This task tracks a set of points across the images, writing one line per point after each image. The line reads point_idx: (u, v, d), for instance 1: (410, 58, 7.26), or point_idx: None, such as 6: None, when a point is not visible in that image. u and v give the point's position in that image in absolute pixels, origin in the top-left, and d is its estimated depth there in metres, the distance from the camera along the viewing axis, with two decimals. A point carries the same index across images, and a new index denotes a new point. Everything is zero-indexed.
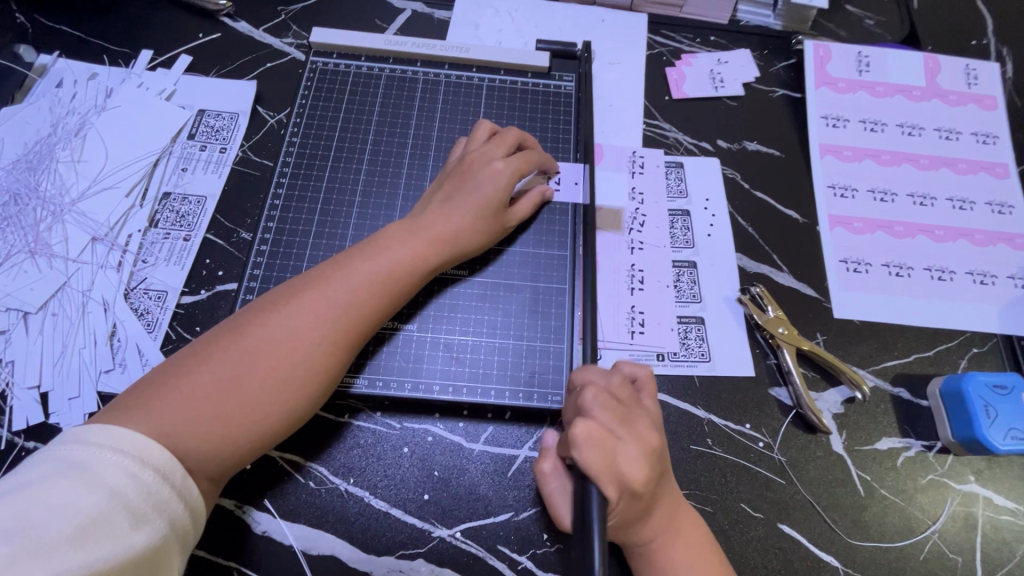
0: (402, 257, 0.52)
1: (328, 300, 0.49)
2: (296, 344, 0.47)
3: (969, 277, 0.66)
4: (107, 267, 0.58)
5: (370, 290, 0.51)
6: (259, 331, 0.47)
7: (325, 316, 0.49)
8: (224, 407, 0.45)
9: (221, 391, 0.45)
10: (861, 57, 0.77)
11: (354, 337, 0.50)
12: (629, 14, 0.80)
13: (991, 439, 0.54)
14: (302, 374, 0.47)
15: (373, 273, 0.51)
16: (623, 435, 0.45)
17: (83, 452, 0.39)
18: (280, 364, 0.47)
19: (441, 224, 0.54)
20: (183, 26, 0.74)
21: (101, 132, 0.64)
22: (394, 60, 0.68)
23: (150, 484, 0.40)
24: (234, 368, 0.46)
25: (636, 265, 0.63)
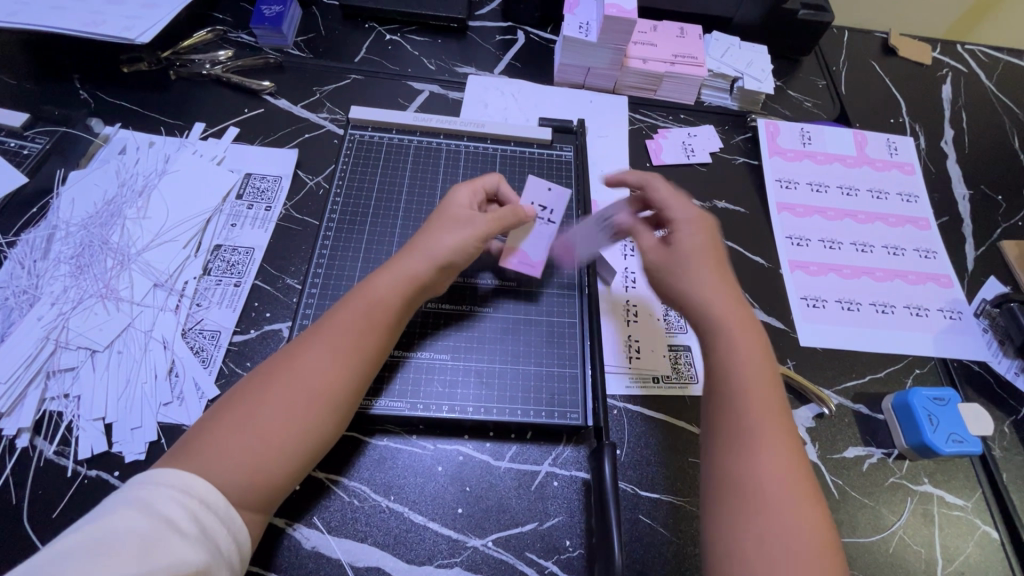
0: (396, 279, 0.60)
1: (336, 330, 0.56)
2: (312, 372, 0.54)
3: (908, 310, 0.79)
4: (166, 309, 0.65)
5: (373, 319, 0.58)
6: (279, 374, 0.53)
7: (332, 342, 0.55)
8: (257, 438, 0.50)
9: (254, 427, 0.50)
10: (804, 133, 0.94)
11: (363, 357, 0.56)
12: (612, 97, 0.95)
13: (937, 443, 0.64)
14: (322, 395, 0.53)
15: (374, 300, 0.58)
16: (690, 251, 0.59)
17: (140, 488, 0.45)
18: (302, 392, 0.53)
19: (425, 247, 0.62)
20: (231, 103, 0.85)
21: (162, 192, 0.73)
22: (420, 133, 0.79)
23: (198, 513, 0.45)
24: (267, 412, 0.51)
25: (631, 301, 0.73)
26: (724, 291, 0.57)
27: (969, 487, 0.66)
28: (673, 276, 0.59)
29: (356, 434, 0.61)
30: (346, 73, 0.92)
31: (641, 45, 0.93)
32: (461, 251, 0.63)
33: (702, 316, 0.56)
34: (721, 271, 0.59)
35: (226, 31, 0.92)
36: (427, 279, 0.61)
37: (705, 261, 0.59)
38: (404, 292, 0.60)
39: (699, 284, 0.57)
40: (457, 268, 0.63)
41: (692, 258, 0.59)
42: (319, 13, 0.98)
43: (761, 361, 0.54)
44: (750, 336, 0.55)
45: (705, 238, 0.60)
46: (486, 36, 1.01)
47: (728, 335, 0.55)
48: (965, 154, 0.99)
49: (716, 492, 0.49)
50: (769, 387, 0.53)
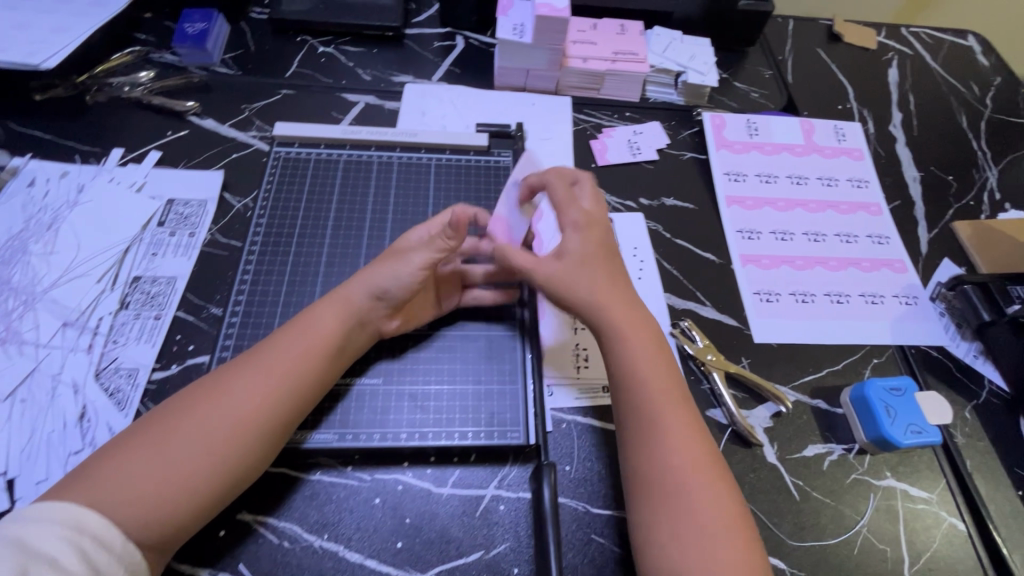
0: (336, 313, 0.58)
1: (270, 364, 0.54)
2: (243, 402, 0.52)
3: (863, 298, 0.77)
4: (77, 349, 0.61)
5: (305, 351, 0.56)
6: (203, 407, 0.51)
7: (260, 375, 0.53)
8: (165, 473, 0.48)
9: (161, 461, 0.48)
10: (751, 124, 0.92)
11: (294, 392, 0.54)
12: (555, 98, 0.93)
13: (895, 435, 0.62)
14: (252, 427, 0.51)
15: (312, 333, 0.57)
16: (596, 252, 0.61)
17: (22, 527, 0.43)
18: (222, 424, 0.51)
19: (368, 281, 0.60)
20: (152, 125, 0.81)
21: (73, 224, 0.69)
22: (351, 146, 0.76)
23: (87, 550, 0.43)
24: (180, 444, 0.49)
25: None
26: (627, 295, 0.60)
27: (933, 477, 0.64)
28: (579, 263, 0.60)
29: (284, 469, 0.57)
30: (277, 88, 0.88)
31: (580, 44, 0.91)
32: (398, 279, 0.59)
33: (601, 324, 0.58)
34: (616, 274, 0.61)
35: (149, 51, 0.88)
36: (369, 312, 0.59)
37: (601, 272, 0.60)
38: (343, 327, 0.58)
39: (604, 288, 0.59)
40: (392, 297, 0.60)
41: (599, 258, 0.61)
42: (248, 27, 0.95)
43: (661, 374, 0.56)
44: (650, 352, 0.57)
45: (598, 240, 0.62)
46: (424, 42, 0.99)
47: (640, 359, 0.56)
48: (914, 137, 0.98)
49: (639, 500, 0.52)
50: (667, 396, 0.55)
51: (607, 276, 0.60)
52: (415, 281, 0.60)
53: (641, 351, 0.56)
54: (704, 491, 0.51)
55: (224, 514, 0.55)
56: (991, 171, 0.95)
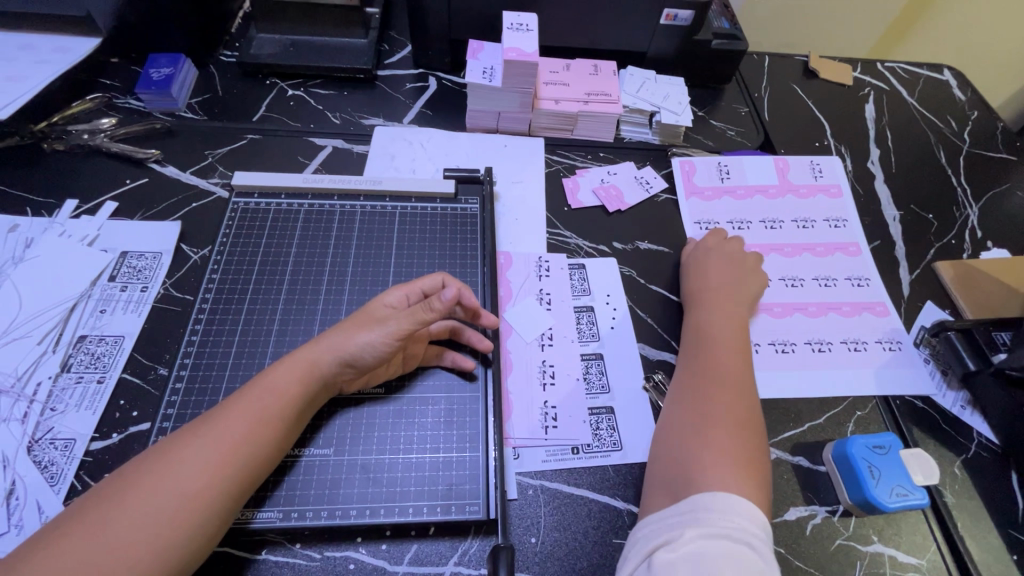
0: (302, 367, 0.55)
1: (230, 422, 0.51)
2: (203, 467, 0.48)
3: (844, 345, 0.74)
4: (11, 419, 0.57)
5: (266, 408, 0.52)
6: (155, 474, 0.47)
7: (216, 437, 0.50)
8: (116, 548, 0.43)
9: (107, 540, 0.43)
10: (721, 167, 0.91)
11: (251, 450, 0.50)
12: (528, 140, 0.92)
13: (880, 498, 0.59)
14: (211, 491, 0.47)
15: (282, 383, 0.54)
16: (719, 255, 0.76)
17: None
18: (177, 493, 0.46)
19: (338, 341, 0.57)
20: (111, 174, 0.79)
21: (18, 282, 0.66)
22: (312, 195, 0.74)
23: None
24: (130, 515, 0.45)
25: (546, 361, 0.68)
26: (734, 313, 0.70)
27: (922, 542, 0.61)
28: (703, 257, 0.76)
29: (225, 550, 0.53)
30: (243, 133, 0.87)
31: (552, 86, 0.90)
32: (371, 348, 0.56)
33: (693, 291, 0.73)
34: (735, 294, 0.72)
35: (112, 98, 0.87)
36: (335, 377, 0.57)
37: (729, 281, 0.73)
38: (304, 386, 0.55)
39: (713, 285, 0.72)
40: (363, 364, 0.57)
41: (723, 261, 0.76)
42: (217, 71, 0.94)
43: (729, 349, 0.65)
44: (726, 324, 0.68)
45: (735, 259, 0.76)
46: (396, 84, 0.98)
47: (707, 324, 0.68)
48: (892, 174, 0.97)
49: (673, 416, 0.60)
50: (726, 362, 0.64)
51: (716, 272, 0.74)
52: (388, 351, 0.57)
53: (719, 335, 0.67)
54: (725, 452, 0.55)
55: None
56: (972, 208, 0.94)
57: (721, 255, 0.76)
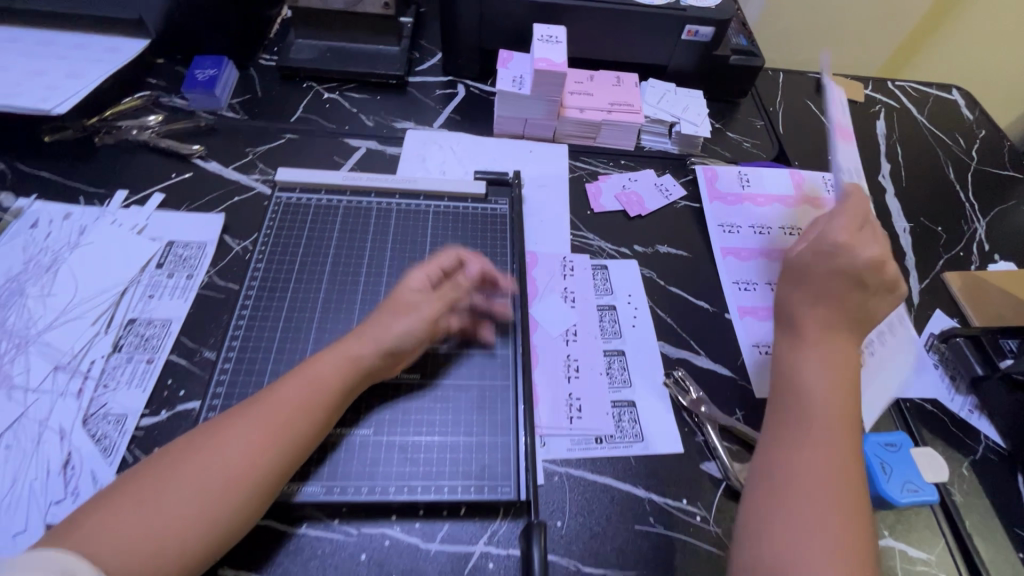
0: (345, 357, 0.58)
1: (279, 405, 0.54)
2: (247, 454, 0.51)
3: (861, 350, 0.77)
4: (67, 394, 0.60)
5: (313, 394, 0.56)
6: (209, 448, 0.50)
7: (264, 418, 0.53)
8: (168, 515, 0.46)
9: (162, 504, 0.46)
10: (742, 176, 0.94)
11: (298, 430, 0.54)
12: (552, 146, 0.96)
13: (891, 493, 0.61)
14: (251, 476, 0.50)
15: (327, 372, 0.57)
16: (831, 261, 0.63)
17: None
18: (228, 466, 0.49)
19: (377, 330, 0.61)
20: (157, 168, 0.83)
21: (72, 266, 0.69)
22: (350, 192, 0.78)
23: None
24: (183, 484, 0.48)
25: (570, 356, 0.71)
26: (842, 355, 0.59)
27: (932, 537, 0.63)
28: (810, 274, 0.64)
29: (268, 523, 0.56)
30: (282, 133, 0.91)
31: (577, 96, 0.94)
32: (408, 334, 0.61)
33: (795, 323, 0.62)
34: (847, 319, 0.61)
35: (158, 95, 0.91)
36: (378, 368, 0.60)
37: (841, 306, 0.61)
38: (347, 375, 0.58)
39: (821, 320, 0.60)
40: (401, 351, 0.61)
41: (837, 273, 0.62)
42: (256, 74, 0.99)
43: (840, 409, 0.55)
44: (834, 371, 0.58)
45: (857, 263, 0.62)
46: (426, 90, 1.02)
47: (808, 371, 0.58)
48: (903, 187, 1.00)
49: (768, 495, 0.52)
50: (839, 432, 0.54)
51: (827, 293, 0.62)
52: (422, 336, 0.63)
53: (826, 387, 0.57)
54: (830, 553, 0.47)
55: None
56: (979, 222, 0.97)
57: (830, 268, 0.62)
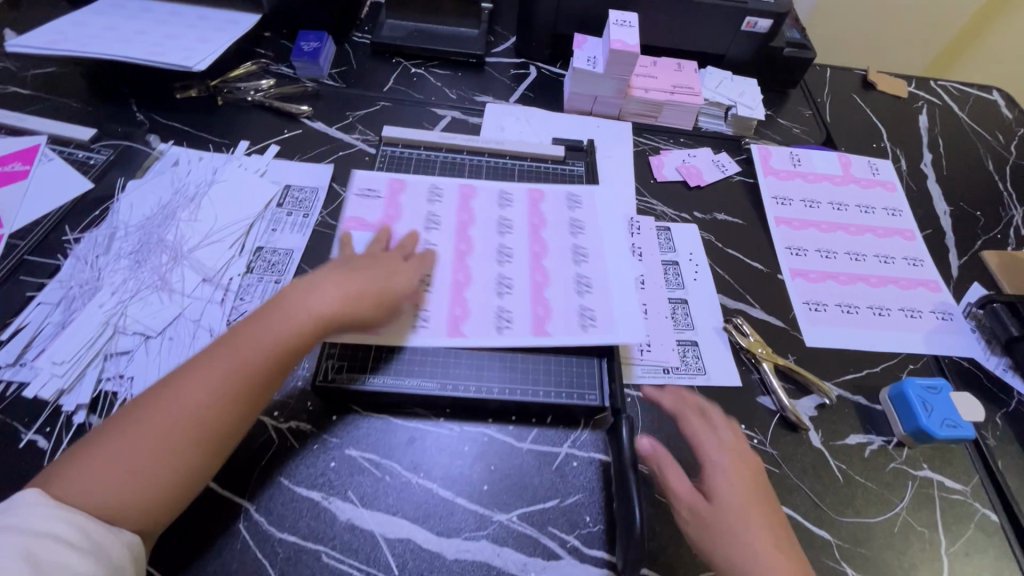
0: (283, 335, 0.58)
1: (217, 368, 0.55)
2: (184, 402, 0.53)
3: (902, 312, 0.84)
4: (213, 302, 0.70)
5: (242, 365, 0.56)
6: (153, 408, 0.52)
7: (204, 380, 0.54)
8: (116, 472, 0.49)
9: (108, 462, 0.49)
10: (793, 156, 1.02)
11: (233, 392, 0.55)
12: (618, 122, 1.04)
13: (931, 427, 0.68)
14: (186, 432, 0.52)
15: (265, 341, 0.58)
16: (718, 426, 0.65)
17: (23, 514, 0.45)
18: (176, 415, 0.52)
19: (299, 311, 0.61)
20: (272, 125, 0.94)
21: (211, 199, 0.80)
22: (445, 150, 0.88)
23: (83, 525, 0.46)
24: (128, 441, 0.50)
25: (582, 274, 0.75)
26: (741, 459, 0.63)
27: (966, 472, 0.70)
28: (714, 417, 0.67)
29: (385, 417, 0.65)
30: (376, 100, 1.01)
31: (643, 78, 1.03)
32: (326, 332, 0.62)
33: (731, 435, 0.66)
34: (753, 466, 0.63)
35: (268, 64, 1.03)
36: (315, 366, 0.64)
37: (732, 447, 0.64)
38: (310, 337, 0.60)
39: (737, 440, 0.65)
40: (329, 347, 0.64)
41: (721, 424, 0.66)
42: (351, 49, 1.09)
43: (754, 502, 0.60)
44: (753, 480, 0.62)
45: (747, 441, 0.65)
46: (501, 70, 1.12)
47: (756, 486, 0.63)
48: (944, 175, 1.07)
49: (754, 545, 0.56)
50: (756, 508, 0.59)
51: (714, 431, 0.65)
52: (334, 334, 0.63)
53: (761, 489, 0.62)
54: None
55: (334, 449, 0.63)
56: (1017, 209, 1.03)
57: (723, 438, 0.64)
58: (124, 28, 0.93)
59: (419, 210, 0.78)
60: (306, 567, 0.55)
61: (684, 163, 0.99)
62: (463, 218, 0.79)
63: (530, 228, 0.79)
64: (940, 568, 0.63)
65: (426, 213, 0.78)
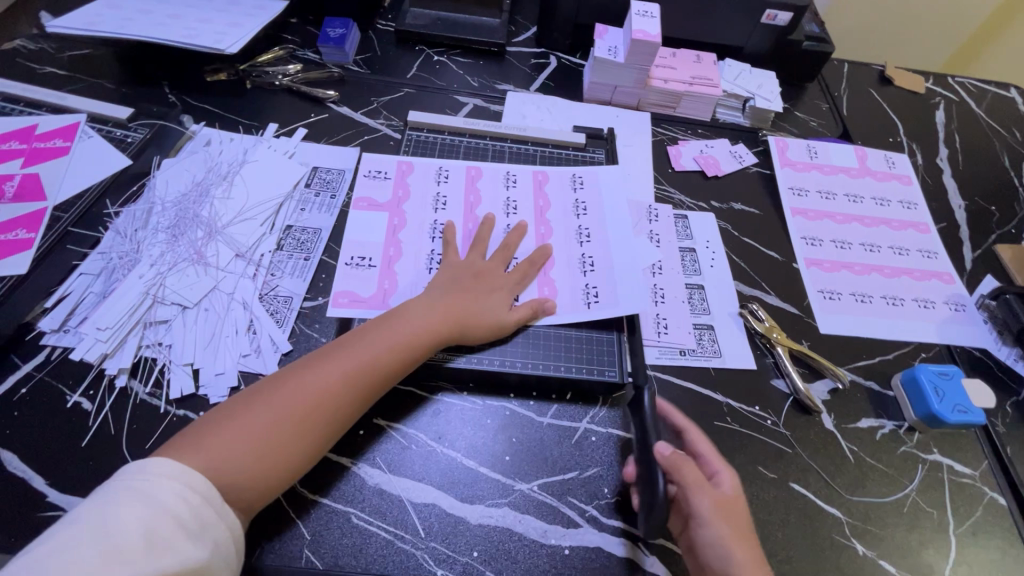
0: (407, 337, 0.62)
1: (351, 362, 0.59)
2: (319, 388, 0.56)
3: (915, 302, 0.85)
4: (246, 276, 0.73)
5: (376, 366, 0.60)
6: (289, 388, 0.56)
7: (341, 370, 0.58)
8: (256, 444, 0.52)
9: (247, 432, 0.52)
10: (811, 148, 1.03)
11: (361, 389, 0.58)
12: (636, 112, 1.06)
13: (943, 412, 0.70)
14: (318, 420, 0.55)
15: (394, 343, 0.61)
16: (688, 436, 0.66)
17: (146, 481, 0.45)
18: (310, 398, 0.55)
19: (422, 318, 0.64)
20: (299, 109, 0.96)
21: (243, 179, 0.82)
22: (469, 135, 0.90)
23: (196, 503, 0.46)
24: (266, 415, 0.53)
25: (586, 253, 0.77)
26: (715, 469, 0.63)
27: (976, 457, 0.72)
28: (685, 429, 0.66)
29: (412, 389, 0.68)
30: (400, 86, 1.03)
31: (662, 68, 1.05)
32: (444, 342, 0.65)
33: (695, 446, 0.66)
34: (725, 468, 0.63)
35: (294, 50, 1.05)
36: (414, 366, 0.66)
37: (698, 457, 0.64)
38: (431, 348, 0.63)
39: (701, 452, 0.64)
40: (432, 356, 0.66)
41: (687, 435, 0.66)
42: (375, 36, 1.11)
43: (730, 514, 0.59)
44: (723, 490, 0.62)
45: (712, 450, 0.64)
46: (521, 59, 1.14)
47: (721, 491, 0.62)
48: (960, 170, 1.08)
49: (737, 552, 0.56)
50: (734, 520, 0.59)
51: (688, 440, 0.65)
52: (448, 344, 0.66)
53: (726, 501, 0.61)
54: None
55: (363, 418, 0.65)
56: None
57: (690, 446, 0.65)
58: (158, 11, 0.96)
59: (428, 192, 0.81)
60: (337, 527, 0.58)
61: (702, 153, 1.00)
62: (470, 199, 0.81)
63: (536, 210, 0.81)
64: (948, 547, 0.64)
65: (435, 194, 0.81)
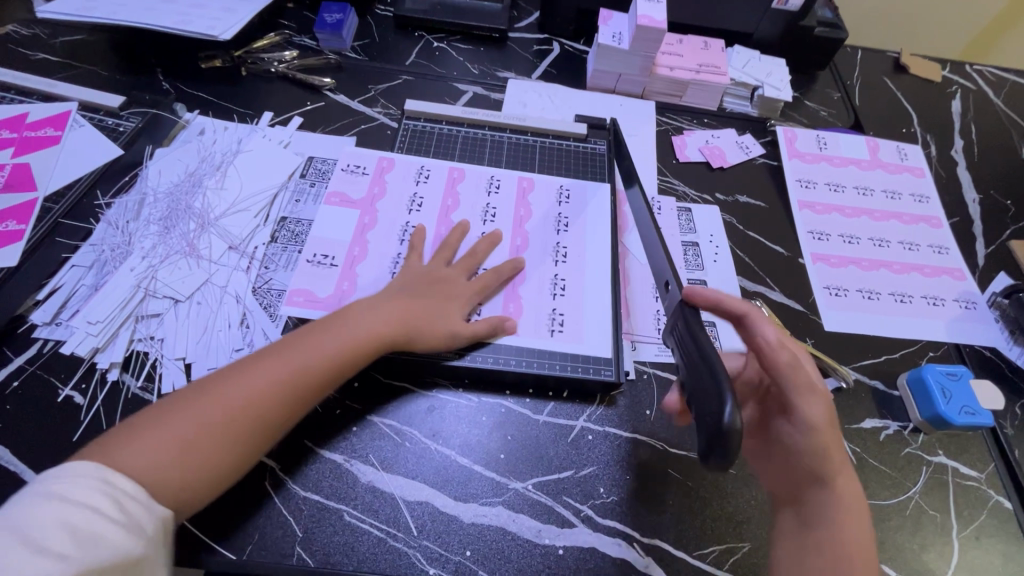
0: (351, 339, 0.59)
1: (288, 363, 0.56)
2: (253, 390, 0.53)
3: (924, 300, 0.83)
4: (239, 269, 0.72)
5: (313, 367, 0.56)
6: (219, 390, 0.53)
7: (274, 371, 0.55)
8: (179, 448, 0.49)
9: (170, 435, 0.49)
10: (820, 139, 1.01)
11: (297, 393, 0.55)
12: (640, 101, 1.03)
13: (950, 414, 0.68)
14: (246, 425, 0.52)
15: (335, 344, 0.58)
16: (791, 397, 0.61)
17: (65, 482, 0.43)
18: (241, 401, 0.52)
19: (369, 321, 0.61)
20: (295, 97, 0.94)
21: (237, 169, 0.81)
22: (467, 125, 0.88)
23: (121, 499, 0.44)
24: (193, 417, 0.51)
25: (558, 275, 0.74)
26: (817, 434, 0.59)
27: (982, 459, 0.70)
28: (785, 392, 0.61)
29: (406, 385, 0.67)
30: (399, 74, 1.01)
31: (668, 56, 1.02)
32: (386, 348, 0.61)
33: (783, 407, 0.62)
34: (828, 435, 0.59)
35: (291, 36, 1.03)
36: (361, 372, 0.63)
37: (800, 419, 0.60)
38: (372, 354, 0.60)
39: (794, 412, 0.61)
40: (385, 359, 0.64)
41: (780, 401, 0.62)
42: (374, 22, 1.09)
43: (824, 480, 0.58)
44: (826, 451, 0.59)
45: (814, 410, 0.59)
46: (524, 45, 1.11)
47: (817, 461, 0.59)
48: (975, 162, 1.04)
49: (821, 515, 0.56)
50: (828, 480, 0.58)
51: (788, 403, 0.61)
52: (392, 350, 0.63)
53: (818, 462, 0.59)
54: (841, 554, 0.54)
55: (355, 415, 0.64)
56: None
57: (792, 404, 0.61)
58: None
59: (404, 192, 0.79)
60: (329, 524, 0.57)
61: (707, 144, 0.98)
62: (447, 202, 0.79)
63: (515, 220, 0.79)
64: (951, 551, 0.63)
65: (410, 195, 0.79)
